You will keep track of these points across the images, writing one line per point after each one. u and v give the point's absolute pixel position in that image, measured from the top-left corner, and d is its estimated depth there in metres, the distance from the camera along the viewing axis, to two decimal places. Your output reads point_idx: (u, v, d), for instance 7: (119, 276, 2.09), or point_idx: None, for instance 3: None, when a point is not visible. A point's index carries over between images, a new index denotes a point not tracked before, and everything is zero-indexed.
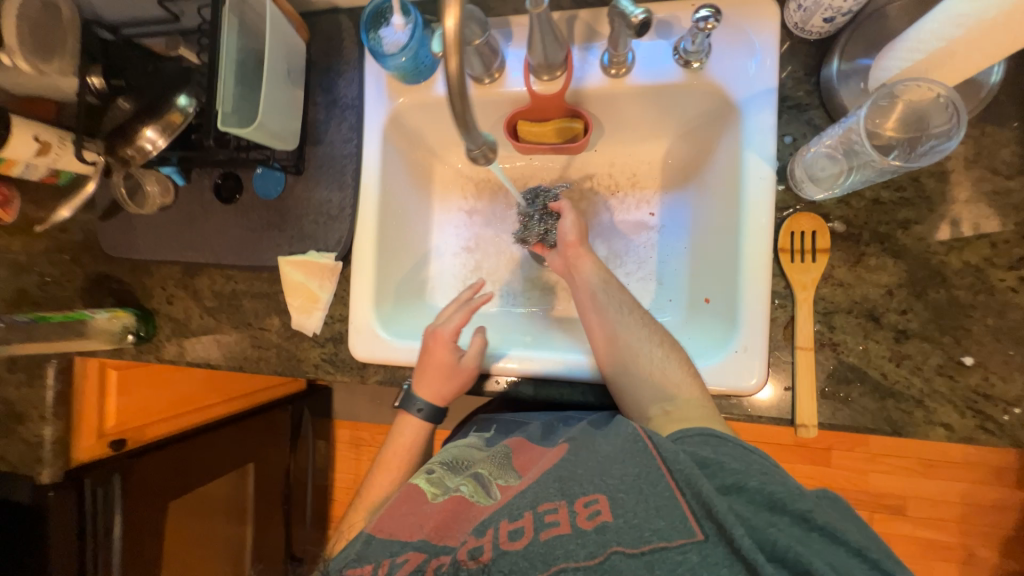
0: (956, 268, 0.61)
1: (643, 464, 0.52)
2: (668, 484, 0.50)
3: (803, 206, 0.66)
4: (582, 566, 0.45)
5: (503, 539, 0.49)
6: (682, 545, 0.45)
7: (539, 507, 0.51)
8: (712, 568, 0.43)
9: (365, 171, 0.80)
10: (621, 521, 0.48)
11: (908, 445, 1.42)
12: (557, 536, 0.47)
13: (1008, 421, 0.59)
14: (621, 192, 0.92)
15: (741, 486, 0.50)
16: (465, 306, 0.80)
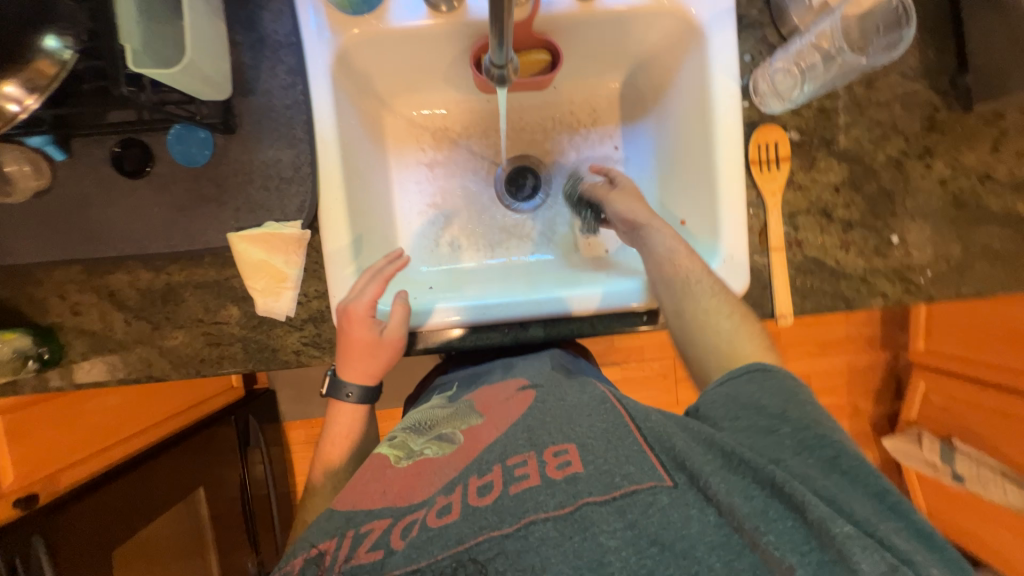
0: (882, 163, 0.73)
1: (610, 413, 0.55)
2: (638, 438, 0.51)
3: (765, 120, 0.73)
4: (551, 515, 0.46)
5: (471, 496, 0.50)
6: (654, 488, 0.47)
7: (509, 462, 0.52)
8: (681, 508, 0.46)
9: (319, 120, 0.69)
10: (591, 470, 0.49)
11: (810, 333, 1.71)
12: (527, 488, 0.49)
13: (924, 282, 0.74)
14: (583, 128, 0.93)
15: (771, 427, 0.52)
16: (377, 275, 0.71)
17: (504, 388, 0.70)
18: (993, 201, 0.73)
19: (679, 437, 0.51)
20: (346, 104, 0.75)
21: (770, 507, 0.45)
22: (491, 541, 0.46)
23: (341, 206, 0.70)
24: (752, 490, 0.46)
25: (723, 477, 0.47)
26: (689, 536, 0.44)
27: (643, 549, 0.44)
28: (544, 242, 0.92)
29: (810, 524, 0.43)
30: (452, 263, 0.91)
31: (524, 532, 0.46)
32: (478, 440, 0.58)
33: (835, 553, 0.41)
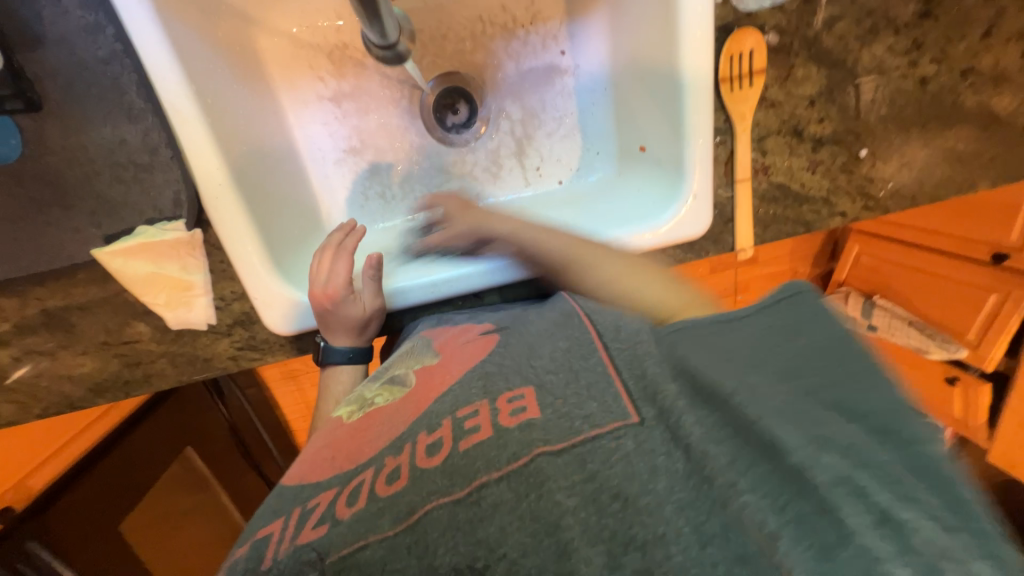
0: (864, 63, 0.64)
1: (578, 336, 0.48)
2: (612, 373, 0.42)
3: (741, 21, 0.61)
4: (504, 473, 0.38)
5: (419, 456, 0.42)
6: (615, 432, 0.37)
7: (460, 414, 0.45)
8: (646, 455, 0.35)
9: (162, 82, 0.52)
10: (548, 415, 0.41)
11: None
12: (478, 444, 0.41)
13: (883, 195, 0.70)
14: (521, 28, 0.75)
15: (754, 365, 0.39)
16: (336, 251, 0.63)
17: (466, 331, 0.62)
18: (969, 98, 0.67)
19: (648, 365, 0.40)
20: (193, 42, 0.55)
21: (737, 459, 0.33)
22: (441, 510, 0.37)
23: (230, 190, 0.56)
24: (728, 438, 0.34)
25: (686, 420, 0.35)
26: (659, 495, 0.33)
27: (604, 507, 0.34)
28: (489, 180, 0.79)
29: (788, 475, 0.30)
30: (388, 218, 0.78)
31: (476, 498, 0.37)
32: (433, 387, 0.52)
33: (822, 509, 0.28)
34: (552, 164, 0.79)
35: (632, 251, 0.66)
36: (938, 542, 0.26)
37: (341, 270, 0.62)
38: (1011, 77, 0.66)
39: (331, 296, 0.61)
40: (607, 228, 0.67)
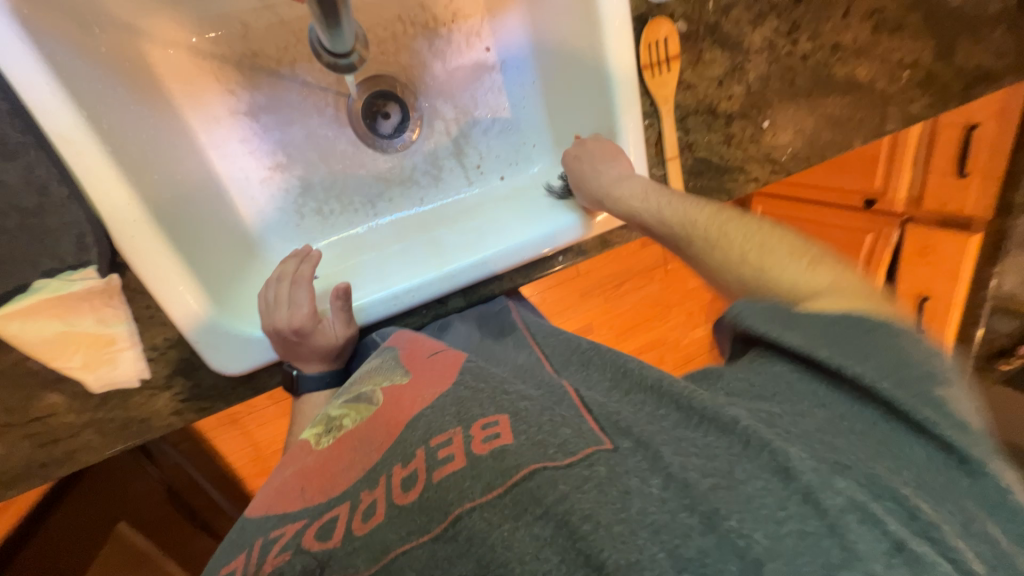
0: (758, 45, 0.72)
1: (561, 393, 0.50)
2: (589, 419, 0.45)
3: (653, 11, 0.66)
4: (478, 503, 0.40)
5: (396, 492, 0.43)
6: (591, 460, 0.41)
7: (432, 442, 0.45)
8: (621, 479, 0.40)
9: (40, 108, 0.45)
10: (521, 441, 0.43)
11: None
12: (452, 474, 0.42)
13: (786, 160, 0.79)
14: (443, 27, 0.74)
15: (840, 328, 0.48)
16: (297, 282, 0.59)
17: (431, 342, 0.60)
18: (839, 70, 0.78)
19: (630, 409, 0.47)
20: (71, 61, 0.48)
21: (750, 473, 0.40)
22: (420, 549, 0.39)
23: (145, 224, 0.49)
24: (728, 454, 0.41)
25: (697, 440, 0.43)
26: (630, 519, 0.37)
27: (576, 531, 0.37)
28: (431, 183, 0.78)
29: (794, 489, 0.38)
30: (327, 234, 0.73)
31: (454, 533, 0.39)
32: (401, 410, 0.50)
33: (826, 525, 0.36)
34: (491, 160, 0.79)
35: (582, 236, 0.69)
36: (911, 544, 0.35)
37: (302, 299, 0.58)
38: (867, 50, 0.78)
39: (296, 329, 0.56)
40: (554, 220, 0.70)
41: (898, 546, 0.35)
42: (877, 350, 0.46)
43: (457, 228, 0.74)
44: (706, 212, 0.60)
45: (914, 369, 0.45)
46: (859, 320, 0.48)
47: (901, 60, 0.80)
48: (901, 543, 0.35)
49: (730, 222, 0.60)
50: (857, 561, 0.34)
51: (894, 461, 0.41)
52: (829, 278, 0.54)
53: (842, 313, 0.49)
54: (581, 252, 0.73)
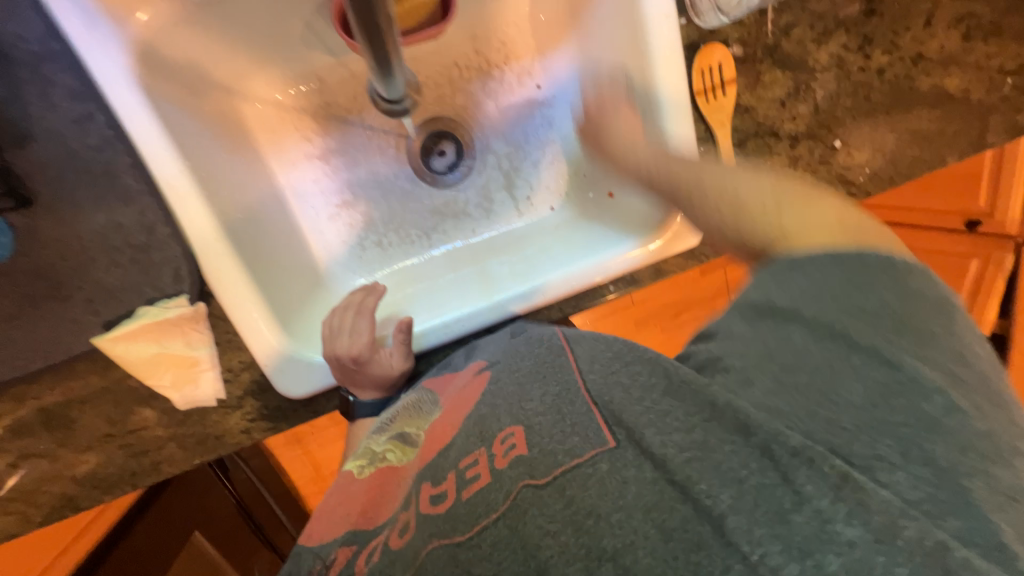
0: (824, 62, 0.68)
1: (567, 380, 0.46)
2: (585, 399, 0.43)
3: (706, 38, 0.65)
4: (500, 513, 0.39)
5: (425, 504, 0.43)
6: (593, 459, 0.39)
7: (460, 464, 0.44)
8: (620, 473, 0.37)
9: (156, 163, 0.52)
10: (538, 450, 0.41)
11: None
12: (478, 491, 0.41)
13: (864, 181, 0.72)
14: (496, 68, 0.78)
15: (857, 306, 0.38)
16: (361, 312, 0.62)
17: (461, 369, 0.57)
18: (923, 82, 0.71)
19: (623, 384, 0.43)
20: (179, 118, 0.56)
21: (709, 437, 0.37)
22: (440, 549, 0.39)
23: (229, 258, 0.55)
24: (696, 419, 0.38)
25: (674, 412, 0.39)
26: (627, 506, 0.36)
27: (581, 527, 0.36)
28: (483, 216, 0.80)
29: (754, 446, 0.35)
30: (385, 265, 0.77)
31: (477, 541, 0.38)
32: (437, 438, 0.50)
33: (781, 475, 0.34)
34: (541, 191, 0.81)
35: (635, 265, 0.67)
36: (857, 478, 0.33)
37: (363, 328, 0.62)
38: (957, 58, 0.71)
39: (354, 357, 0.59)
40: (601, 251, 0.69)
41: (841, 480, 0.33)
42: (893, 315, 0.38)
43: (507, 258, 0.75)
44: (686, 166, 0.53)
45: (909, 324, 0.38)
46: (851, 259, 0.40)
47: (1002, 66, 0.72)
48: (845, 476, 0.33)
49: (714, 163, 0.52)
50: (811, 504, 0.33)
51: (857, 418, 0.35)
52: (832, 218, 0.43)
53: (829, 254, 0.41)
54: (632, 281, 0.71)
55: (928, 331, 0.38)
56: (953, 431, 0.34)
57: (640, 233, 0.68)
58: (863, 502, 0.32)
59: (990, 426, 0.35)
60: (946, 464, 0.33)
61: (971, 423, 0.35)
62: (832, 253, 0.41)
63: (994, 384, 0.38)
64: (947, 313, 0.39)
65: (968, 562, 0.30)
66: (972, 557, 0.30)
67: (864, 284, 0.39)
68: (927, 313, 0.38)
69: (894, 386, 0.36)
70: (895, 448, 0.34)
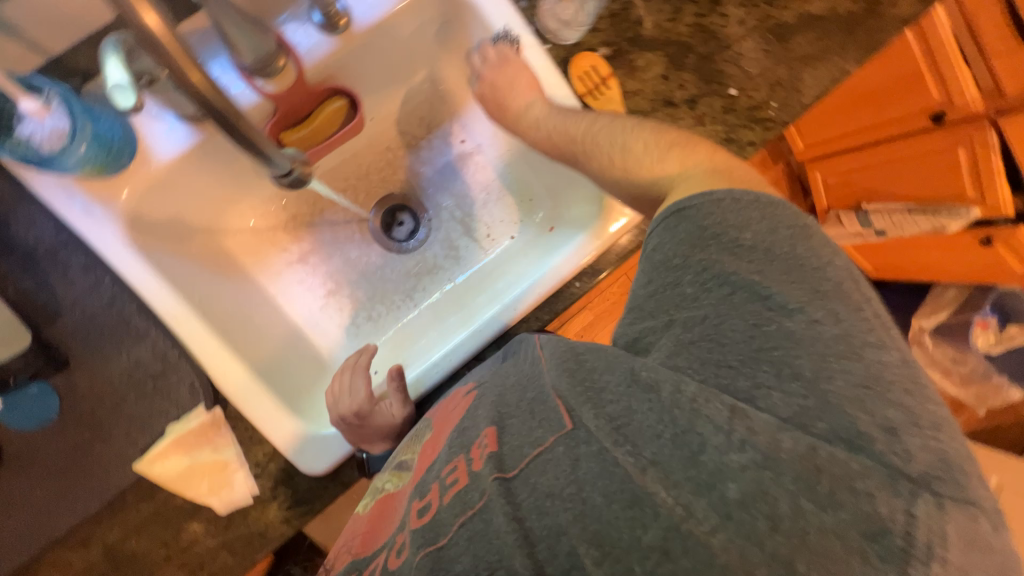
0: (688, 32, 0.76)
1: (543, 387, 0.50)
2: (555, 400, 0.48)
3: (574, 51, 0.74)
4: (476, 509, 0.45)
5: (414, 518, 0.49)
6: (552, 444, 0.45)
7: (442, 474, 0.50)
8: (569, 453, 0.44)
9: (159, 305, 0.61)
10: (505, 449, 0.47)
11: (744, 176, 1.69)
12: (459, 492, 0.47)
13: (773, 113, 0.77)
14: (422, 140, 0.89)
15: (734, 242, 0.45)
16: (355, 370, 0.67)
17: (454, 399, 0.59)
18: (787, 16, 0.77)
19: (572, 366, 0.49)
20: (170, 265, 0.66)
21: (633, 403, 0.44)
22: (427, 556, 0.45)
23: (234, 364, 0.63)
24: (623, 389, 0.45)
25: (609, 387, 0.46)
26: (578, 480, 0.43)
27: (543, 510, 0.43)
28: (452, 263, 0.88)
29: (667, 404, 0.43)
30: (381, 333, 0.84)
31: (456, 539, 0.44)
32: (427, 458, 0.55)
33: (689, 422, 0.41)
34: (498, 225, 0.88)
35: (591, 256, 0.72)
36: (742, 408, 0.41)
37: (360, 386, 0.66)
38: None
39: (356, 413, 0.64)
40: (556, 255, 0.74)
41: (731, 411, 0.41)
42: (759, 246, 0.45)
43: (483, 292, 0.81)
44: (574, 123, 0.62)
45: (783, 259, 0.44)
46: (739, 213, 0.46)
47: None
48: (732, 410, 0.41)
49: (599, 123, 0.60)
50: (712, 444, 0.40)
51: (737, 351, 0.43)
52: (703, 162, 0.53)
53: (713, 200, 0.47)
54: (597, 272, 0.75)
55: (800, 263, 0.44)
56: (814, 342, 0.41)
57: (582, 230, 0.74)
58: (748, 428, 0.40)
59: (844, 327, 0.42)
60: (811, 373, 0.40)
61: (826, 330, 0.41)
62: (715, 204, 0.47)
63: (849, 292, 0.43)
64: (806, 237, 0.45)
65: (832, 457, 0.38)
66: (835, 452, 0.38)
67: (735, 229, 0.45)
68: (798, 249, 0.45)
69: (756, 310, 0.43)
70: (771, 371, 0.41)
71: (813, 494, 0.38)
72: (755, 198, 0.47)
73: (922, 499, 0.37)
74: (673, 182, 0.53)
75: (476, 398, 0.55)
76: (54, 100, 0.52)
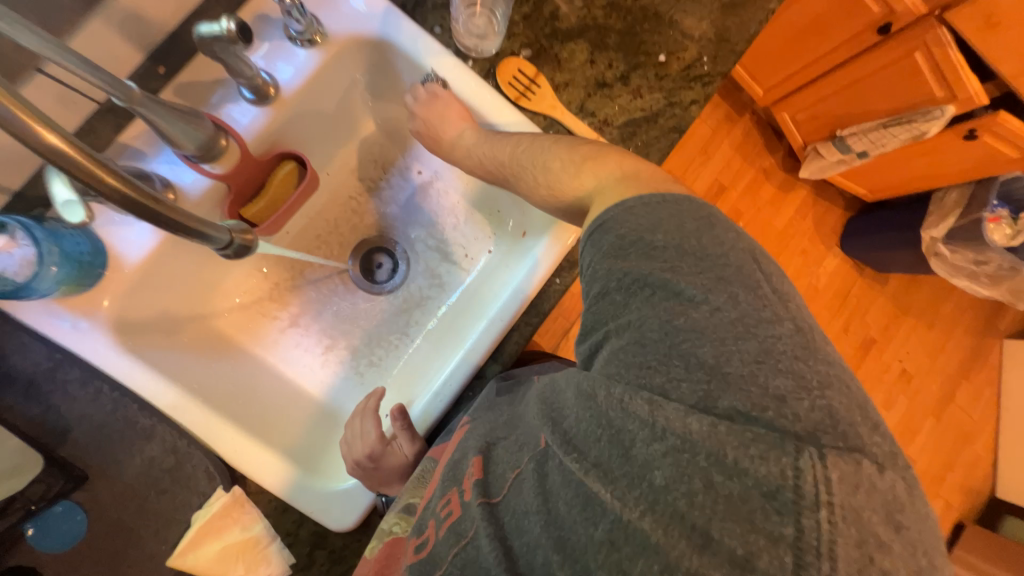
0: (604, 14, 0.77)
1: (528, 414, 0.49)
2: (535, 425, 0.47)
3: (498, 60, 0.75)
4: (470, 537, 0.44)
5: (413, 555, 0.49)
6: (526, 464, 0.45)
7: (437, 507, 0.50)
8: (536, 471, 0.44)
9: (160, 400, 0.63)
10: (495, 475, 0.47)
11: (714, 131, 1.67)
12: (453, 524, 0.46)
13: (707, 68, 0.78)
14: (381, 181, 0.91)
15: (651, 247, 0.44)
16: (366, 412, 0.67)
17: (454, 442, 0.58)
18: None
19: (544, 388, 0.49)
20: (165, 358, 0.68)
21: (580, 414, 0.42)
22: None
23: (244, 439, 0.64)
24: (574, 401, 0.43)
25: (563, 403, 0.45)
26: (542, 494, 0.43)
27: (521, 528, 0.43)
28: (437, 290, 0.89)
29: (597, 408, 0.41)
30: (386, 375, 0.84)
31: (448, 570, 0.44)
32: (428, 492, 0.55)
33: (617, 418, 0.40)
34: (472, 243, 0.89)
35: (560, 255, 0.73)
36: (655, 399, 0.39)
37: (371, 428, 0.66)
38: None
39: (370, 455, 0.64)
40: (529, 258, 0.75)
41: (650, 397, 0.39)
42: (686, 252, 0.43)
43: (472, 311, 0.82)
44: (505, 144, 0.67)
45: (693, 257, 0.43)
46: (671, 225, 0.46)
47: None
48: (648, 401, 0.39)
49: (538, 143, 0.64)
50: (641, 439, 0.39)
51: (652, 343, 0.41)
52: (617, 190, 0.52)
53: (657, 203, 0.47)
54: (575, 264, 0.75)
55: (700, 251, 0.43)
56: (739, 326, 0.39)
57: (549, 229, 0.75)
58: (661, 415, 0.38)
59: (770, 319, 0.39)
60: (712, 360, 0.38)
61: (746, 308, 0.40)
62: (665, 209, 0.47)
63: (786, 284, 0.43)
64: (712, 229, 0.44)
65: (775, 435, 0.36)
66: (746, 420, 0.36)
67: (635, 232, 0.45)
68: (704, 241, 0.43)
69: (673, 307, 0.41)
70: (681, 364, 0.39)
71: (720, 467, 0.36)
72: (659, 196, 0.47)
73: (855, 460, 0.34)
74: (597, 194, 0.57)
75: (469, 429, 0.56)
76: (19, 232, 0.56)
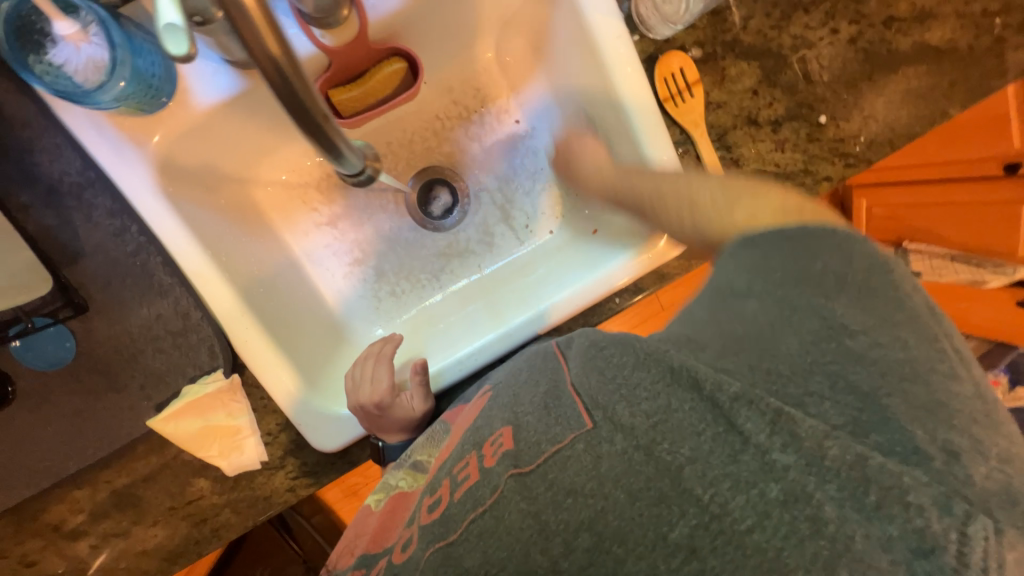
0: (789, 45, 0.68)
1: (559, 381, 0.48)
2: (573, 396, 0.44)
3: (661, 48, 0.67)
4: (488, 506, 0.43)
5: (425, 514, 0.49)
6: (571, 441, 0.42)
7: (455, 470, 0.49)
8: (593, 449, 0.40)
9: (184, 258, 0.58)
10: (521, 446, 0.44)
11: None
12: (469, 488, 0.45)
13: (860, 149, 0.70)
14: (475, 114, 0.82)
15: (803, 269, 0.40)
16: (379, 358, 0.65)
17: (477, 405, 0.56)
18: (901, 42, 0.69)
19: (601, 363, 0.44)
20: (198, 214, 0.62)
21: (671, 401, 0.39)
22: (436, 553, 0.43)
23: (255, 331, 0.60)
24: (661, 386, 0.40)
25: (643, 383, 0.41)
26: (599, 476, 0.39)
27: (562, 504, 0.40)
28: (485, 249, 0.83)
29: (704, 398, 0.38)
30: (403, 313, 0.81)
31: (467, 535, 0.42)
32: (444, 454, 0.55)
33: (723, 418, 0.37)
34: (538, 217, 0.83)
35: (640, 271, 0.67)
36: (788, 412, 0.35)
37: (382, 375, 0.65)
38: (932, 12, 0.68)
39: (377, 403, 0.63)
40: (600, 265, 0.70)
41: (775, 415, 0.36)
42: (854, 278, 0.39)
43: (515, 283, 0.78)
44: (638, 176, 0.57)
45: (849, 274, 0.39)
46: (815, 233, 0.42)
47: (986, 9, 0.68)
48: (778, 411, 0.36)
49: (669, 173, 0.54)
50: (754, 441, 0.36)
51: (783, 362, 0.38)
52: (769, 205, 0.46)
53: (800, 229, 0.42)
54: (639, 289, 0.72)
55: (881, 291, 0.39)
56: (874, 359, 0.36)
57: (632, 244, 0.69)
58: (794, 432, 0.35)
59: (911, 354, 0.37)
60: (868, 389, 0.36)
61: (886, 348, 0.37)
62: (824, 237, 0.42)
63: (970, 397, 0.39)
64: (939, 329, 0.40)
65: (883, 467, 0.33)
66: (886, 462, 0.33)
67: (790, 253, 0.41)
68: (873, 272, 0.40)
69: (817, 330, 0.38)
70: (824, 382, 0.36)
71: (859, 504, 0.33)
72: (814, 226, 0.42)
73: (980, 520, 0.31)
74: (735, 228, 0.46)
75: (491, 398, 0.54)
76: (92, 26, 0.51)
